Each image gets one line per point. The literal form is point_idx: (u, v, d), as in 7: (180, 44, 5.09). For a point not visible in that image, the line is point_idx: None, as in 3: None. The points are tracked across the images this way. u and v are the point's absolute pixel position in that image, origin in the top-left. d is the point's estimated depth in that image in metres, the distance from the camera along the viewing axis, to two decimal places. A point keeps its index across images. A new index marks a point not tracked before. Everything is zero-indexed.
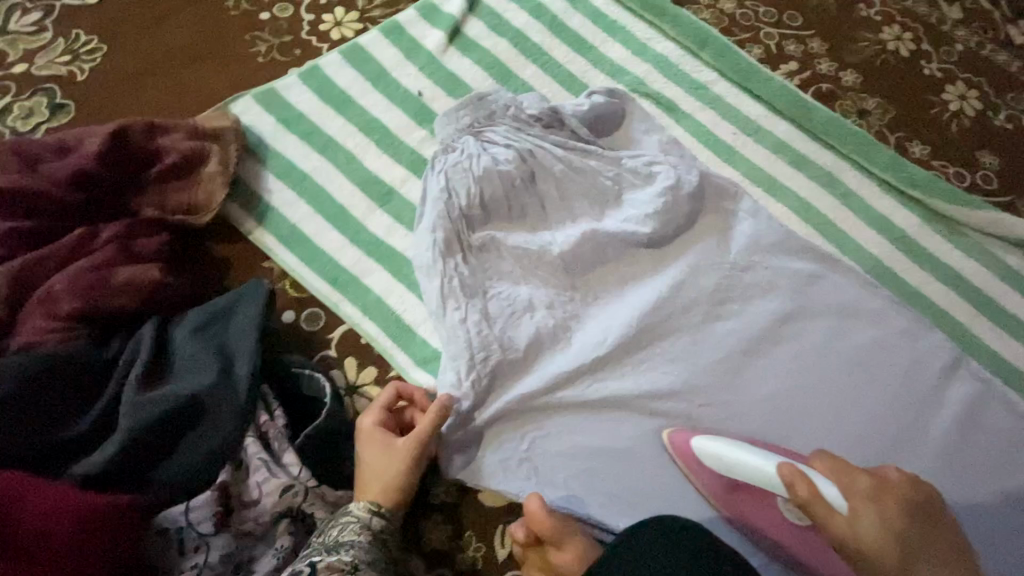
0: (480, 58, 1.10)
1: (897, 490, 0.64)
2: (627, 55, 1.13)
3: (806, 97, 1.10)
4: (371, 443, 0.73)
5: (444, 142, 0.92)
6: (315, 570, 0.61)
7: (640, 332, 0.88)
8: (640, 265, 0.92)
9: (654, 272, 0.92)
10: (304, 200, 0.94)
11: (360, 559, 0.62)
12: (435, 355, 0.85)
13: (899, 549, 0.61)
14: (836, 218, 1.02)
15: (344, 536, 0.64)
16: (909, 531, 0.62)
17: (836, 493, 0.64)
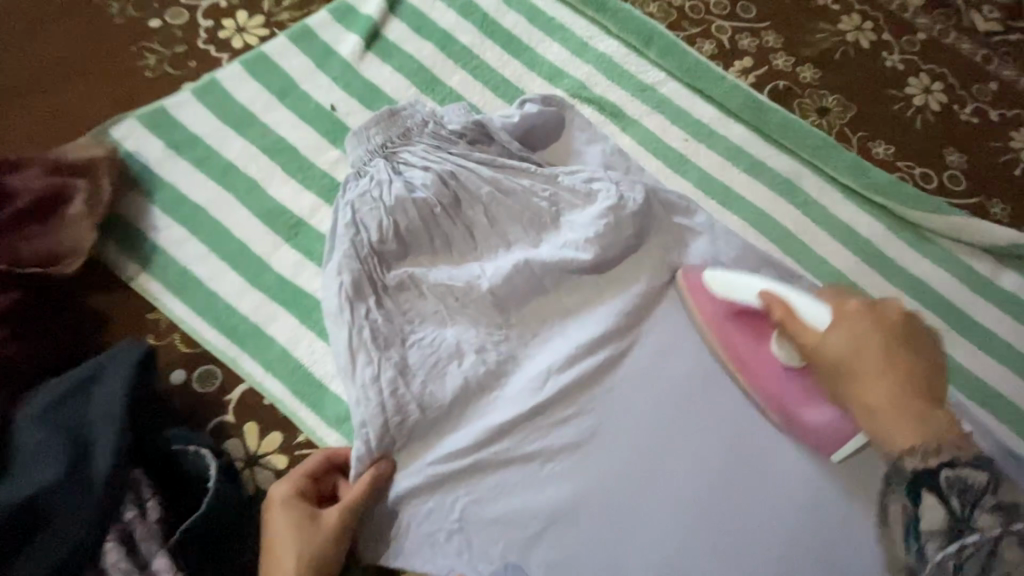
0: (402, 64, 0.98)
1: (875, 310, 0.69)
2: (566, 57, 1.03)
3: (761, 97, 1.01)
4: (285, 513, 0.65)
5: (354, 166, 0.81)
6: None
7: (586, 371, 0.77)
8: (584, 294, 0.82)
9: (600, 301, 0.82)
10: (196, 238, 0.82)
11: None
12: (348, 415, 0.74)
13: (869, 362, 0.66)
14: (796, 230, 0.94)
15: None
16: (896, 357, 0.66)
17: (816, 311, 0.71)
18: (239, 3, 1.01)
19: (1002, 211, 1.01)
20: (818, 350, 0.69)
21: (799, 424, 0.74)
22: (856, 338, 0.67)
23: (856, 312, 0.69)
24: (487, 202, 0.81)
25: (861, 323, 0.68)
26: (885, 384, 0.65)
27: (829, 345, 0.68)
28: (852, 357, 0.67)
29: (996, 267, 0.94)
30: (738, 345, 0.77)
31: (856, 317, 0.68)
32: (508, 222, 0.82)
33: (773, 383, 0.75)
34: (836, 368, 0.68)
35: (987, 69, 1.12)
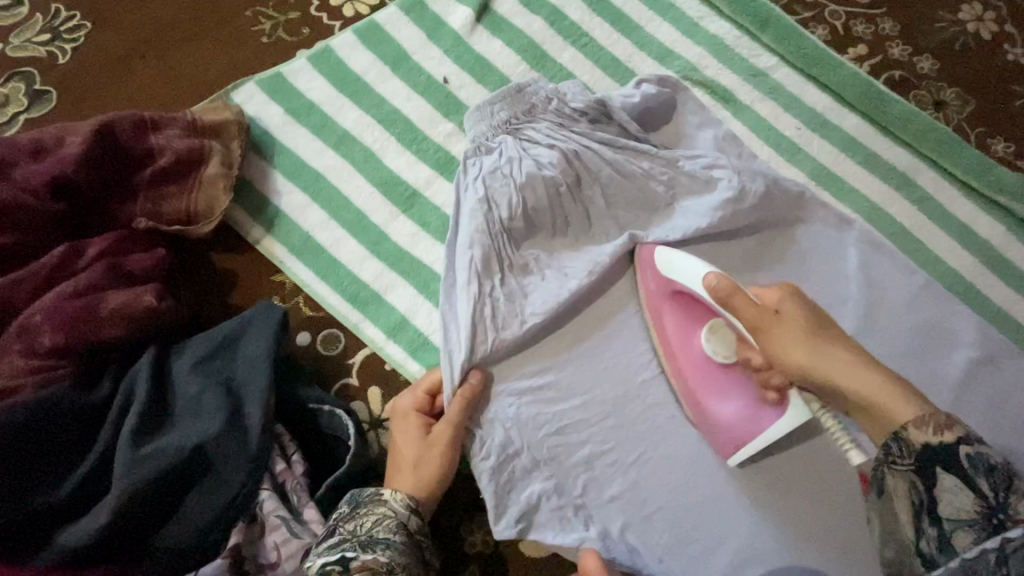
0: (512, 39, 0.97)
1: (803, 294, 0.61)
2: (676, 37, 1.00)
3: (880, 86, 0.97)
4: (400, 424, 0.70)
5: (477, 141, 0.81)
6: (348, 569, 0.55)
7: None
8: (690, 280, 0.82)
9: None
10: (317, 205, 0.84)
11: (395, 561, 0.57)
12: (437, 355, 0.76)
13: (806, 331, 0.57)
14: (912, 226, 0.91)
15: (380, 533, 0.59)
16: (820, 323, 0.57)
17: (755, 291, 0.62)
18: None
19: None
20: (782, 300, 0.60)
21: (703, 411, 0.70)
22: (813, 329, 0.57)
23: (791, 310, 0.59)
24: (609, 185, 0.81)
25: (797, 303, 0.59)
26: (882, 372, 0.53)
27: (787, 311, 0.59)
28: (802, 335, 0.57)
29: None
30: (667, 326, 0.73)
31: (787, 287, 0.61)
32: (626, 204, 0.82)
33: (683, 316, 0.71)
34: (763, 328, 0.59)
35: None
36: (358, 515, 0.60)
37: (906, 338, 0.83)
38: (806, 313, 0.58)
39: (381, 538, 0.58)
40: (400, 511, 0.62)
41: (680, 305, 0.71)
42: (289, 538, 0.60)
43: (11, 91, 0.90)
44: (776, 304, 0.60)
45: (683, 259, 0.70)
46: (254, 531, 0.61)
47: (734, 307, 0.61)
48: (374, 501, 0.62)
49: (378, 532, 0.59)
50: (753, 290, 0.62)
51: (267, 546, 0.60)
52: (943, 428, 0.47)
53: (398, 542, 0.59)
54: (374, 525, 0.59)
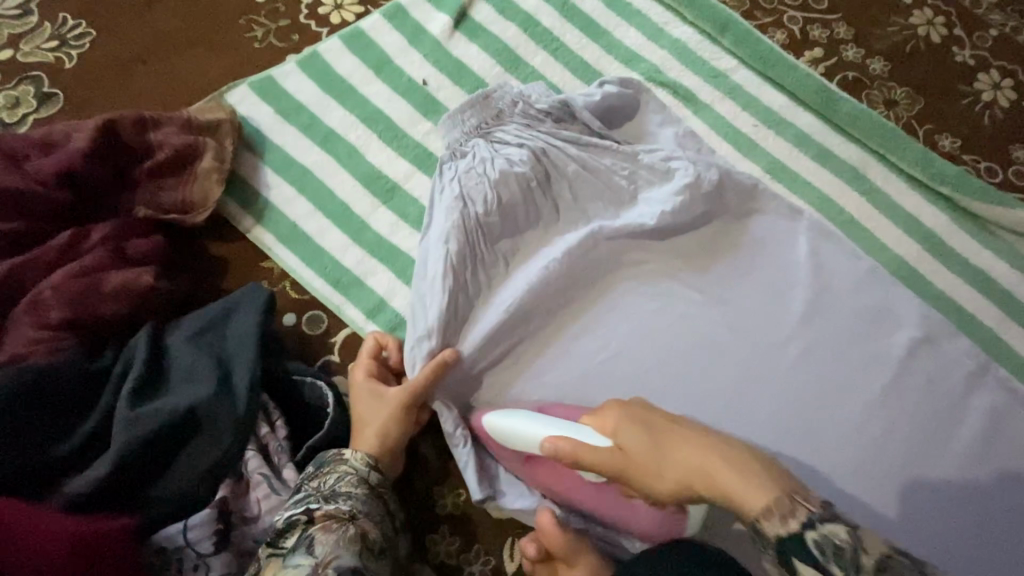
0: (487, 44, 1.04)
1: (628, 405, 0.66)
2: (642, 42, 1.07)
3: (832, 87, 1.04)
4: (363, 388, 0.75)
5: (453, 146, 0.88)
6: (312, 518, 0.63)
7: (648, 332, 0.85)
8: (653, 269, 0.88)
9: (666, 265, 0.89)
10: (304, 197, 0.90)
11: (357, 509, 0.65)
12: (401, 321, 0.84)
13: (655, 459, 0.60)
14: (861, 217, 0.98)
15: (342, 486, 0.66)
16: (638, 437, 0.62)
17: (599, 440, 0.64)
18: None
19: None
20: (622, 433, 0.63)
21: (620, 525, 0.73)
22: (653, 435, 0.61)
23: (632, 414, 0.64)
24: (575, 180, 0.88)
25: (618, 416, 0.64)
26: (724, 454, 0.58)
27: (631, 447, 0.61)
28: (640, 457, 0.61)
29: None
30: (563, 478, 0.73)
31: (612, 412, 0.66)
32: (589, 195, 0.89)
33: (559, 484, 0.74)
34: (639, 474, 0.61)
35: None
36: (322, 472, 0.67)
37: (853, 318, 0.88)
38: (643, 429, 0.62)
39: (344, 490, 0.66)
40: (360, 467, 0.69)
41: (543, 464, 0.74)
42: (269, 495, 0.67)
43: (21, 93, 0.97)
44: (615, 434, 0.63)
45: (519, 419, 0.73)
46: (237, 492, 0.67)
47: (586, 448, 0.63)
48: (337, 461, 0.68)
49: (340, 485, 0.66)
50: (590, 432, 0.66)
51: (249, 503, 0.66)
52: (788, 517, 0.52)
53: (359, 493, 0.67)
54: (337, 480, 0.67)
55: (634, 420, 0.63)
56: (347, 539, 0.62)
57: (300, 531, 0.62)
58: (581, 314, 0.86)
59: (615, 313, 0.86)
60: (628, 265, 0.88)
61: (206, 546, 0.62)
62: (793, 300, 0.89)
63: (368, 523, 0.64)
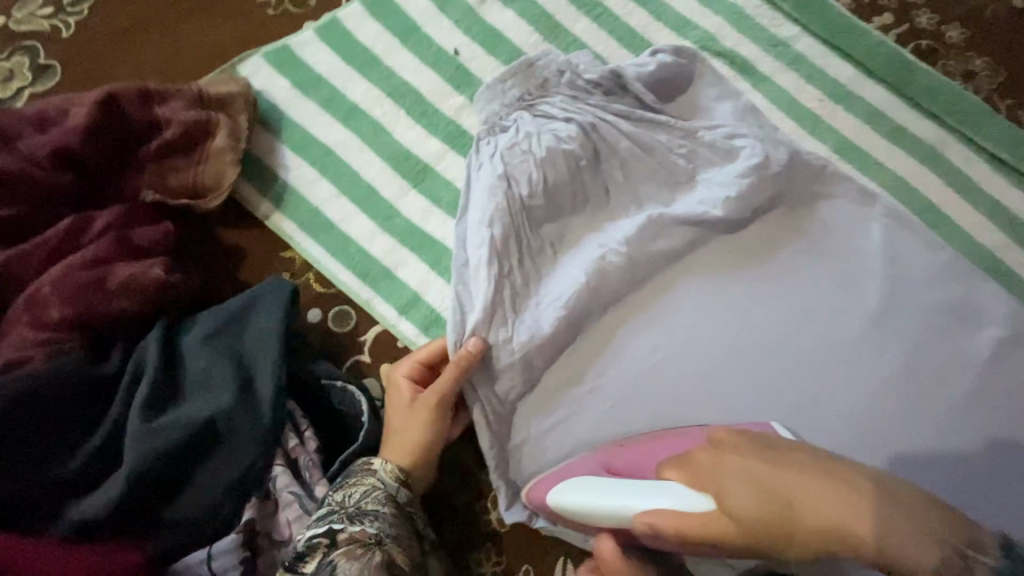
0: (525, 9, 0.94)
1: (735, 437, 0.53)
2: (694, 6, 0.97)
3: (908, 56, 0.94)
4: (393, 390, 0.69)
5: (490, 121, 0.79)
6: (335, 541, 0.56)
7: (707, 333, 0.78)
8: (713, 258, 0.81)
9: (726, 262, 0.81)
10: (326, 180, 0.82)
11: (384, 533, 0.58)
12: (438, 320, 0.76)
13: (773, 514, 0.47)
14: (940, 201, 0.88)
15: (367, 506, 0.59)
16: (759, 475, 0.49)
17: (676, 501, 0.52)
18: None
19: None
20: (720, 489, 0.50)
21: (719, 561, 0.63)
22: (764, 488, 0.48)
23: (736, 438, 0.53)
24: (629, 160, 0.79)
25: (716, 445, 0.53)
26: (861, 505, 0.45)
27: (739, 506, 0.48)
28: (765, 470, 0.49)
29: None
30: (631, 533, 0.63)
31: (749, 447, 0.52)
32: (646, 176, 0.80)
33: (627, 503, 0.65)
34: (783, 529, 0.46)
35: None
36: (347, 484, 0.61)
37: (936, 314, 0.80)
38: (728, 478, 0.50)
39: (370, 509, 0.59)
40: (389, 482, 0.62)
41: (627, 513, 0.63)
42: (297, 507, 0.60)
43: (15, 66, 0.89)
44: (717, 487, 0.50)
45: (590, 491, 0.63)
46: (266, 505, 0.61)
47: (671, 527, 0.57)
48: (366, 470, 0.62)
49: (367, 503, 0.59)
50: (687, 493, 0.52)
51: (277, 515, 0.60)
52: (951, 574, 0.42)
53: (385, 513, 0.60)
54: (365, 495, 0.60)
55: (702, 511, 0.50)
56: (371, 568, 0.55)
57: (321, 555, 0.56)
58: (635, 313, 0.78)
59: (671, 312, 0.78)
60: (689, 259, 0.80)
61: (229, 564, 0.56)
62: (867, 294, 0.80)
63: (397, 549, 0.58)
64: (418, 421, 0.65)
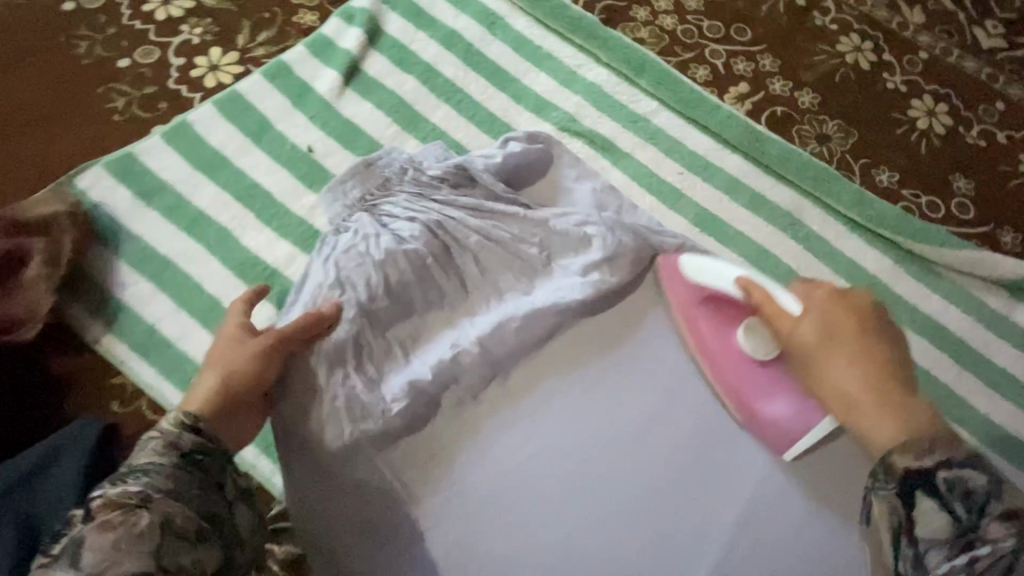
0: (382, 100, 0.94)
1: (860, 304, 0.53)
2: (554, 87, 0.99)
3: (759, 127, 0.96)
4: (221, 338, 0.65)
5: (334, 222, 0.79)
6: None
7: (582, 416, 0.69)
8: (582, 337, 0.73)
9: (597, 344, 0.73)
10: (166, 294, 0.78)
11: None
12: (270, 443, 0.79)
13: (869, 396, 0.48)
14: (800, 268, 0.89)
15: (139, 461, 0.48)
16: (867, 335, 0.51)
17: (794, 298, 0.58)
18: (214, 39, 0.98)
19: (1014, 239, 0.97)
20: (810, 316, 0.55)
21: (756, 420, 0.67)
22: (829, 324, 0.53)
23: (857, 307, 0.53)
24: (482, 249, 0.77)
25: (840, 314, 0.53)
26: (866, 368, 0.49)
27: (801, 334, 0.55)
28: (830, 348, 0.52)
29: (1011, 302, 0.89)
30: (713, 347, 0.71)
31: (846, 314, 0.53)
32: (501, 266, 0.77)
33: (731, 374, 0.69)
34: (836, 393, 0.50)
35: (992, 87, 1.09)
36: (87, 534, 0.42)
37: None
38: (834, 287, 0.56)
39: (140, 535, 0.43)
40: (179, 443, 0.51)
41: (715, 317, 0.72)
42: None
43: None
44: (807, 332, 0.54)
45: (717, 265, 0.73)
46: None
47: (778, 308, 0.58)
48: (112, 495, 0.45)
49: (133, 545, 0.43)
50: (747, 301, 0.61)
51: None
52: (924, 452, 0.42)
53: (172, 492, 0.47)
54: (134, 530, 0.43)
55: (836, 305, 0.53)
56: None
57: None
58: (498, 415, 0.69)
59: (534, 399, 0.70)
60: (557, 347, 0.73)
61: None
62: None
63: None
64: (234, 442, 0.61)
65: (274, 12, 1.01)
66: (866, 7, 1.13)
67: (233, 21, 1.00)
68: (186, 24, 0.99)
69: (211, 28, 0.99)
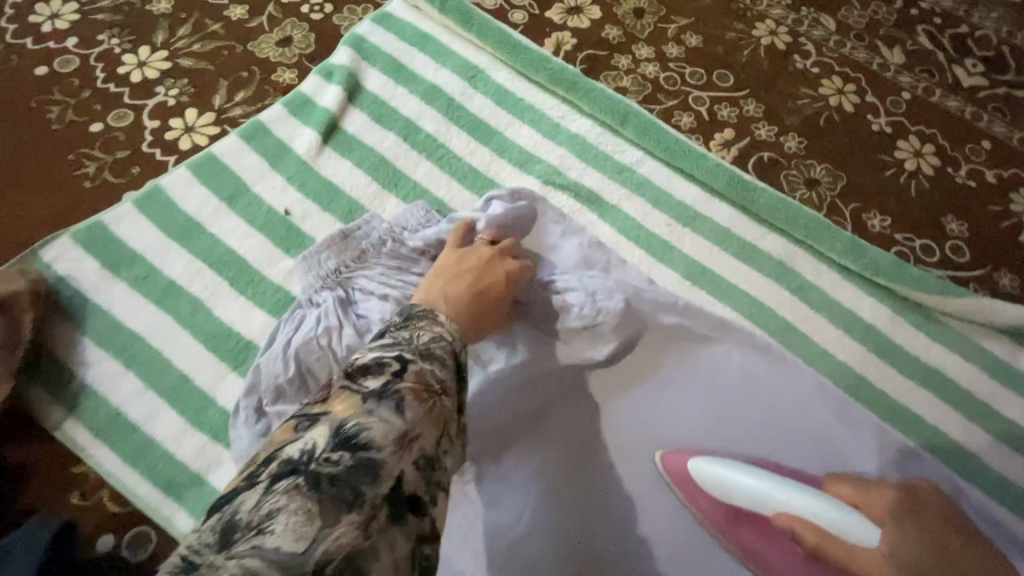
0: (362, 158, 0.92)
1: (885, 494, 0.69)
2: (537, 139, 0.97)
3: (745, 175, 0.95)
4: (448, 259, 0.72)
5: (306, 295, 0.76)
6: None
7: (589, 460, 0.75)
8: (573, 396, 0.77)
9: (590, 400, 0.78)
10: (132, 373, 0.74)
11: None
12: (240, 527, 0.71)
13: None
14: (795, 319, 0.87)
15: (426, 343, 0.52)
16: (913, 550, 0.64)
17: (860, 531, 0.64)
18: (189, 100, 0.96)
19: (1012, 281, 0.95)
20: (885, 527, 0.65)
21: None
22: (911, 529, 0.65)
23: (891, 511, 0.67)
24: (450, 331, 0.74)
25: (892, 505, 0.67)
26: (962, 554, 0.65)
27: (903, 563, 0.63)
28: (912, 544, 0.64)
29: (1015, 349, 0.86)
30: (753, 547, 0.69)
31: (929, 518, 0.67)
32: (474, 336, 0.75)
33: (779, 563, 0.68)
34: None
35: (977, 126, 1.08)
36: (386, 412, 0.44)
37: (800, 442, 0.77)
38: (882, 491, 0.69)
39: (406, 409, 0.45)
40: (454, 335, 0.56)
41: (754, 524, 0.69)
42: (292, 513, 0.37)
43: None
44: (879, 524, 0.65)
45: (730, 468, 0.71)
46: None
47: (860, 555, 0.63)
48: (330, 406, 0.45)
49: (399, 429, 0.44)
50: (836, 510, 0.65)
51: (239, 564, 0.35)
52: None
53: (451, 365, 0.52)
54: (393, 422, 0.44)
55: (912, 521, 0.66)
56: None
57: None
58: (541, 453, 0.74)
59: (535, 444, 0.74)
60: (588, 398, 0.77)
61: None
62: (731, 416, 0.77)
63: None
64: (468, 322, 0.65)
65: (251, 71, 1.00)
66: (847, 50, 1.14)
67: (210, 81, 0.98)
68: (162, 86, 0.97)
69: (187, 88, 0.97)
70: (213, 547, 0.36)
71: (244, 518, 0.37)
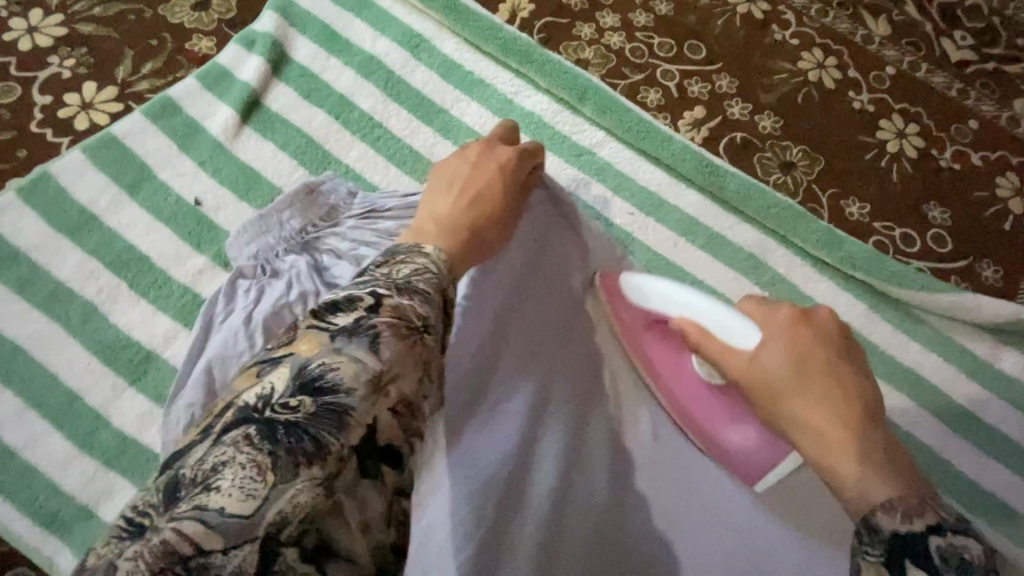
0: (286, 140, 0.82)
1: (795, 315, 0.56)
2: (485, 117, 0.87)
3: (716, 159, 0.86)
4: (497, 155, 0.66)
5: (261, 258, 0.70)
6: None
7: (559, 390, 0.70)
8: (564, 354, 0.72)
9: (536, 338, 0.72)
10: (11, 390, 0.65)
11: None
12: None
13: (805, 378, 0.51)
14: None
15: (415, 281, 0.42)
16: (817, 352, 0.52)
17: (741, 335, 0.58)
18: (88, 72, 0.84)
19: (995, 273, 0.89)
20: (767, 342, 0.55)
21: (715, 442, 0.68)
22: (794, 348, 0.53)
23: (785, 321, 0.55)
24: None
25: (785, 331, 0.55)
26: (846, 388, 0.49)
27: (764, 363, 0.54)
28: (788, 359, 0.52)
29: (997, 348, 0.80)
30: (657, 360, 0.70)
31: (818, 348, 0.52)
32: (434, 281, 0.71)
33: (687, 391, 0.69)
34: (770, 395, 0.52)
35: (965, 104, 1.01)
36: (358, 351, 0.36)
37: None
38: (787, 306, 0.57)
39: (381, 347, 0.37)
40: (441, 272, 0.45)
41: (660, 333, 0.70)
42: (240, 467, 0.31)
43: None
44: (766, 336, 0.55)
45: (655, 284, 0.66)
46: (237, 556, 0.30)
47: (717, 347, 0.59)
48: (296, 344, 0.37)
49: (370, 369, 0.36)
50: (736, 320, 0.59)
51: (177, 528, 0.30)
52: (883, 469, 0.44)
53: (439, 300, 0.43)
54: (366, 362, 0.36)
55: (800, 333, 0.54)
56: None
57: None
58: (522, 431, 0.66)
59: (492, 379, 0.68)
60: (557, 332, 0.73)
61: (133, 543, 0.30)
62: None
63: None
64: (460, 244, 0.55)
65: (161, 38, 0.87)
66: (829, 20, 1.04)
67: (112, 49, 0.86)
68: (56, 55, 0.85)
69: (86, 59, 0.85)
70: (158, 505, 0.31)
71: (187, 474, 0.31)
